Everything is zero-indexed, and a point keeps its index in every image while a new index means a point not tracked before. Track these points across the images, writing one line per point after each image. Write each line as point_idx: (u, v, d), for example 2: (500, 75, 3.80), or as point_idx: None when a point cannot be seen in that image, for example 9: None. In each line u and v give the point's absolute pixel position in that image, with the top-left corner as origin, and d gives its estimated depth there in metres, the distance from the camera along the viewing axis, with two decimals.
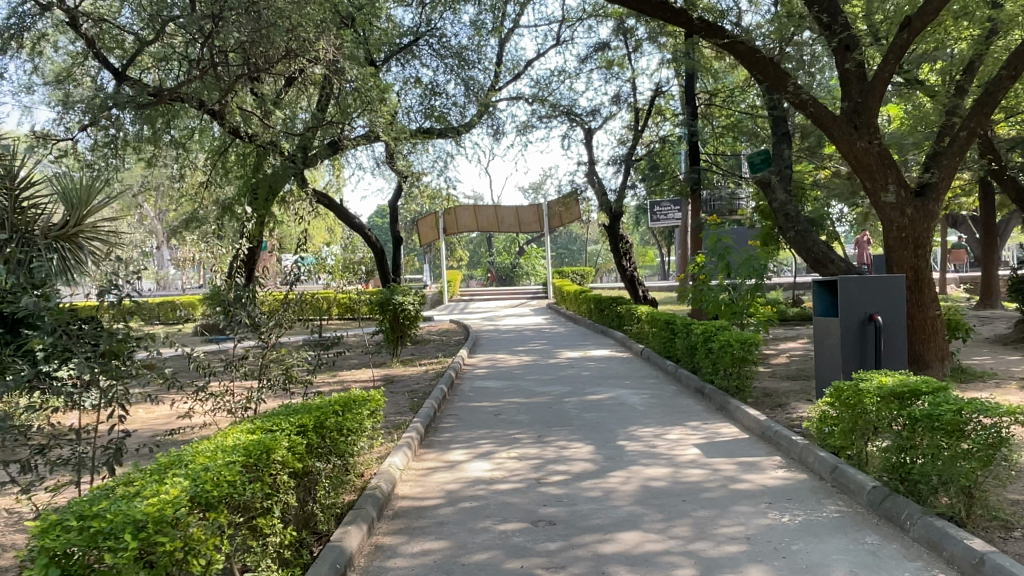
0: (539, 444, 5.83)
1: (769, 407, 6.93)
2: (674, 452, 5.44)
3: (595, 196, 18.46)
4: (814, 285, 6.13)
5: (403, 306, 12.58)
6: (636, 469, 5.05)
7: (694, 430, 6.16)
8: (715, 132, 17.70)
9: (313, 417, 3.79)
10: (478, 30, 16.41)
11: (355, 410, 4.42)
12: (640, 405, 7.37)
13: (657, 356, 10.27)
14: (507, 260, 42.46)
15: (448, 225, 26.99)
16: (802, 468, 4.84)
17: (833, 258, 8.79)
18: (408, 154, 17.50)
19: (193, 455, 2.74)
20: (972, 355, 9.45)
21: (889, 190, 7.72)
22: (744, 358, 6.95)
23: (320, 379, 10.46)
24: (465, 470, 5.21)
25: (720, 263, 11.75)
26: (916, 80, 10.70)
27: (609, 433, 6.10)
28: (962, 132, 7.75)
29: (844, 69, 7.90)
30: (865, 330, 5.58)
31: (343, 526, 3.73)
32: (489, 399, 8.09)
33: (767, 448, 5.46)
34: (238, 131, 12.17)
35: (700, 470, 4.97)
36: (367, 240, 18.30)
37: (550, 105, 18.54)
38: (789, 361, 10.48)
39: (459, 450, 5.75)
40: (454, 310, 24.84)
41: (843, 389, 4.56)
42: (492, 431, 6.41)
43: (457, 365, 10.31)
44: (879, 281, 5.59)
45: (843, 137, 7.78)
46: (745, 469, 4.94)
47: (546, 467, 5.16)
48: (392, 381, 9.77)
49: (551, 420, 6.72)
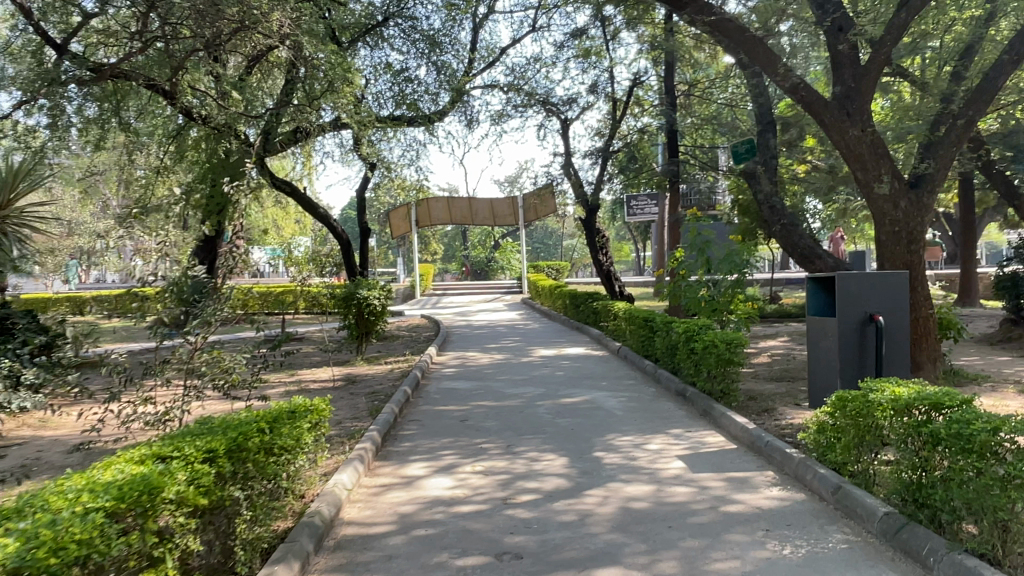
0: (507, 456, 5.26)
1: (755, 413, 6.44)
2: (657, 467, 4.90)
3: (572, 188, 17.92)
4: (808, 282, 5.67)
5: (367, 301, 11.98)
6: (615, 487, 4.50)
7: (678, 439, 5.63)
8: (694, 124, 17.26)
9: (229, 438, 3.19)
10: (451, 14, 15.76)
11: (290, 425, 3.81)
12: (618, 410, 6.84)
13: (635, 355, 9.76)
14: (481, 254, 41.83)
15: (420, 217, 26.29)
16: (800, 488, 4.34)
17: (820, 254, 8.33)
18: (377, 141, 16.80)
19: (49, 502, 2.17)
20: (961, 356, 9.06)
21: (883, 180, 7.27)
22: (728, 360, 6.46)
23: (277, 379, 9.78)
24: (423, 488, 4.61)
25: (700, 258, 11.27)
26: (904, 70, 10.31)
27: (585, 443, 5.54)
28: (960, 120, 7.35)
29: (837, 50, 7.45)
30: (864, 331, 5.11)
31: (269, 567, 3.12)
32: (455, 402, 7.49)
33: (758, 461, 4.95)
34: (191, 112, 11.39)
35: (686, 488, 4.43)
36: (333, 231, 17.57)
37: (525, 94, 17.95)
38: (772, 361, 10.02)
39: (418, 463, 5.15)
40: (426, 305, 24.16)
41: (849, 399, 4.09)
42: (457, 440, 5.81)
43: (424, 364, 9.69)
44: (882, 278, 5.11)
45: (835, 124, 7.30)
46: (736, 487, 4.41)
47: (513, 484, 4.59)
48: (353, 382, 9.13)
49: (521, 427, 6.14)
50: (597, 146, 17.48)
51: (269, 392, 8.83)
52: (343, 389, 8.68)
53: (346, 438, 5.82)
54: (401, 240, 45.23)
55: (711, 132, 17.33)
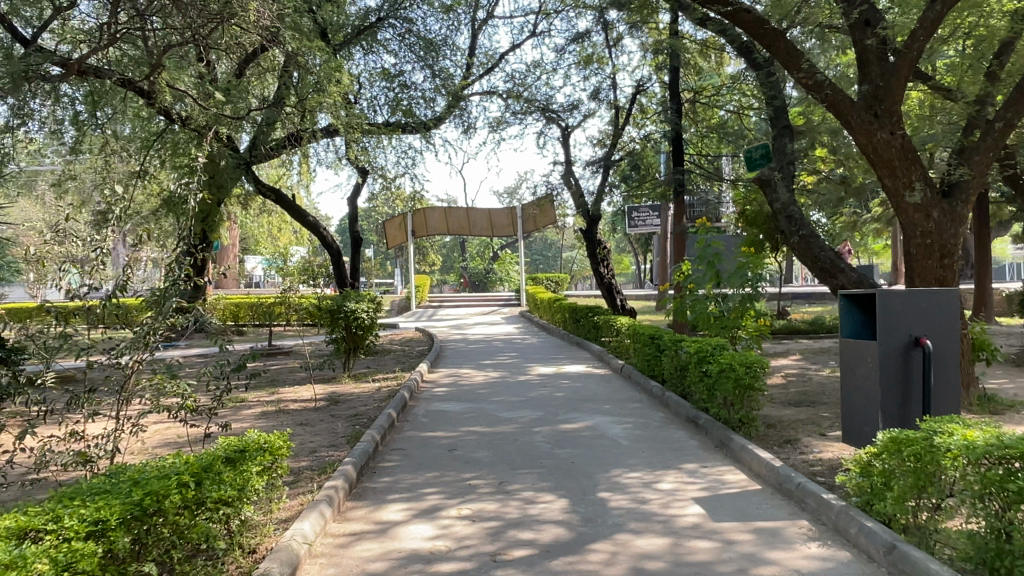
0: (499, 496, 4.59)
1: (778, 445, 5.78)
2: (672, 513, 4.23)
3: (573, 198, 17.33)
4: (841, 299, 5.03)
5: (355, 315, 11.20)
6: (624, 539, 3.83)
7: (693, 477, 4.97)
8: (699, 133, 16.70)
9: (149, 493, 2.61)
10: (450, 16, 15.23)
11: (226, 472, 3.15)
12: (624, 439, 6.18)
13: (640, 374, 9.10)
14: (480, 265, 41.20)
15: (417, 227, 25.67)
16: (845, 545, 3.65)
17: (842, 268, 7.72)
18: (371, 148, 16.20)
19: None
20: (992, 379, 8.39)
21: (915, 188, 6.65)
22: (748, 386, 5.79)
23: (255, 398, 9.11)
24: (399, 538, 3.93)
25: (709, 271, 10.62)
26: (925, 74, 9.74)
27: (588, 481, 4.87)
28: (997, 123, 6.79)
29: (864, 46, 6.91)
30: (909, 358, 4.45)
31: None
32: (445, 427, 6.82)
33: (789, 508, 4.29)
34: (170, 112, 10.74)
35: (708, 543, 3.77)
36: (323, 240, 16.93)
37: (525, 100, 17.40)
38: (787, 382, 9.35)
39: (396, 505, 4.47)
40: (421, 317, 23.53)
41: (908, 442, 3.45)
42: (442, 475, 5.14)
43: (413, 383, 9.02)
44: (929, 296, 4.47)
45: (863, 126, 6.69)
46: (768, 542, 3.74)
47: (505, 535, 3.91)
48: (337, 402, 8.45)
49: (516, 460, 5.47)
50: (599, 156, 16.89)
51: (244, 412, 8.16)
52: (324, 410, 8.00)
53: (317, 472, 5.14)
54: (399, 251, 44.68)
55: (717, 141, 16.74)
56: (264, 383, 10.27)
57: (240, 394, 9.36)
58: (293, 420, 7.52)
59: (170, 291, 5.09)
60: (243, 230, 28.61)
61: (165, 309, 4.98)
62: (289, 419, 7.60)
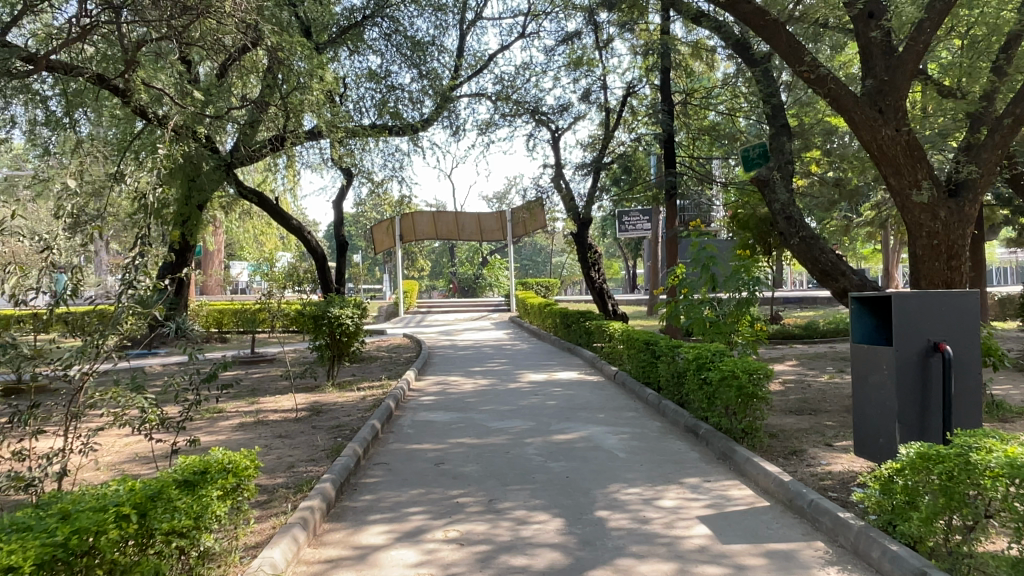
0: (489, 516, 4.25)
1: (783, 457, 5.47)
2: (677, 534, 3.91)
3: (563, 201, 17.04)
4: (852, 302, 4.74)
5: (339, 321, 10.81)
6: (626, 565, 3.50)
7: (697, 493, 4.65)
8: (691, 135, 16.46)
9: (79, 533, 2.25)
10: (438, 16, 14.95)
11: (179, 500, 2.80)
12: (620, 451, 5.86)
13: (635, 382, 8.78)
14: (469, 271, 40.73)
15: (404, 231, 25.28)
16: (868, 572, 3.34)
17: (844, 271, 7.50)
18: (358, 151, 15.85)
19: None
20: (997, 385, 8.14)
21: (921, 186, 6.39)
22: (751, 395, 5.49)
23: (234, 408, 8.72)
24: (380, 565, 3.59)
25: (703, 275, 10.33)
26: (923, 73, 9.52)
27: (584, 498, 4.54)
28: (1006, 118, 6.56)
29: (868, 38, 6.69)
30: (927, 365, 4.17)
31: None
32: (431, 439, 6.47)
33: (802, 527, 3.98)
34: (145, 111, 10.33)
35: (718, 568, 3.44)
36: (307, 244, 16.53)
37: (514, 102, 17.12)
38: (785, 389, 9.06)
39: (378, 527, 4.12)
40: (409, 323, 23.15)
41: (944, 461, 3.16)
42: (428, 492, 4.79)
43: (399, 392, 8.66)
44: (948, 298, 4.19)
45: (867, 124, 6.44)
46: (783, 567, 3.42)
47: (495, 561, 3.58)
48: (319, 413, 8.07)
49: (507, 475, 5.13)
50: (589, 158, 16.63)
51: (221, 423, 7.78)
52: (305, 421, 7.63)
53: (293, 490, 4.78)
54: (387, 256, 44.28)
55: (708, 143, 16.51)
56: (244, 393, 9.88)
57: (218, 404, 8.97)
58: (273, 432, 7.16)
59: (124, 297, 4.67)
60: (228, 234, 28.15)
61: (118, 317, 4.56)
62: (268, 430, 7.23)
